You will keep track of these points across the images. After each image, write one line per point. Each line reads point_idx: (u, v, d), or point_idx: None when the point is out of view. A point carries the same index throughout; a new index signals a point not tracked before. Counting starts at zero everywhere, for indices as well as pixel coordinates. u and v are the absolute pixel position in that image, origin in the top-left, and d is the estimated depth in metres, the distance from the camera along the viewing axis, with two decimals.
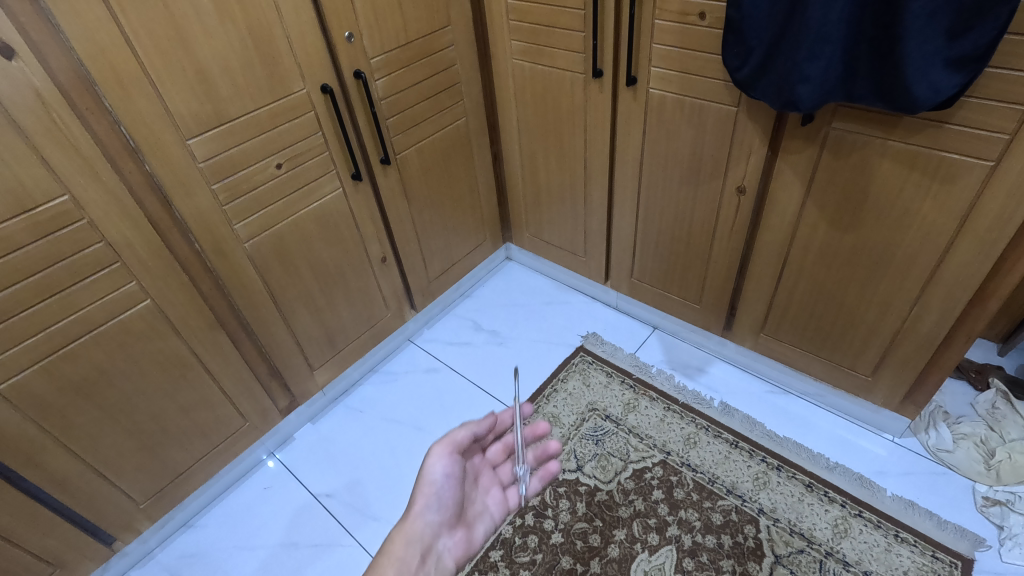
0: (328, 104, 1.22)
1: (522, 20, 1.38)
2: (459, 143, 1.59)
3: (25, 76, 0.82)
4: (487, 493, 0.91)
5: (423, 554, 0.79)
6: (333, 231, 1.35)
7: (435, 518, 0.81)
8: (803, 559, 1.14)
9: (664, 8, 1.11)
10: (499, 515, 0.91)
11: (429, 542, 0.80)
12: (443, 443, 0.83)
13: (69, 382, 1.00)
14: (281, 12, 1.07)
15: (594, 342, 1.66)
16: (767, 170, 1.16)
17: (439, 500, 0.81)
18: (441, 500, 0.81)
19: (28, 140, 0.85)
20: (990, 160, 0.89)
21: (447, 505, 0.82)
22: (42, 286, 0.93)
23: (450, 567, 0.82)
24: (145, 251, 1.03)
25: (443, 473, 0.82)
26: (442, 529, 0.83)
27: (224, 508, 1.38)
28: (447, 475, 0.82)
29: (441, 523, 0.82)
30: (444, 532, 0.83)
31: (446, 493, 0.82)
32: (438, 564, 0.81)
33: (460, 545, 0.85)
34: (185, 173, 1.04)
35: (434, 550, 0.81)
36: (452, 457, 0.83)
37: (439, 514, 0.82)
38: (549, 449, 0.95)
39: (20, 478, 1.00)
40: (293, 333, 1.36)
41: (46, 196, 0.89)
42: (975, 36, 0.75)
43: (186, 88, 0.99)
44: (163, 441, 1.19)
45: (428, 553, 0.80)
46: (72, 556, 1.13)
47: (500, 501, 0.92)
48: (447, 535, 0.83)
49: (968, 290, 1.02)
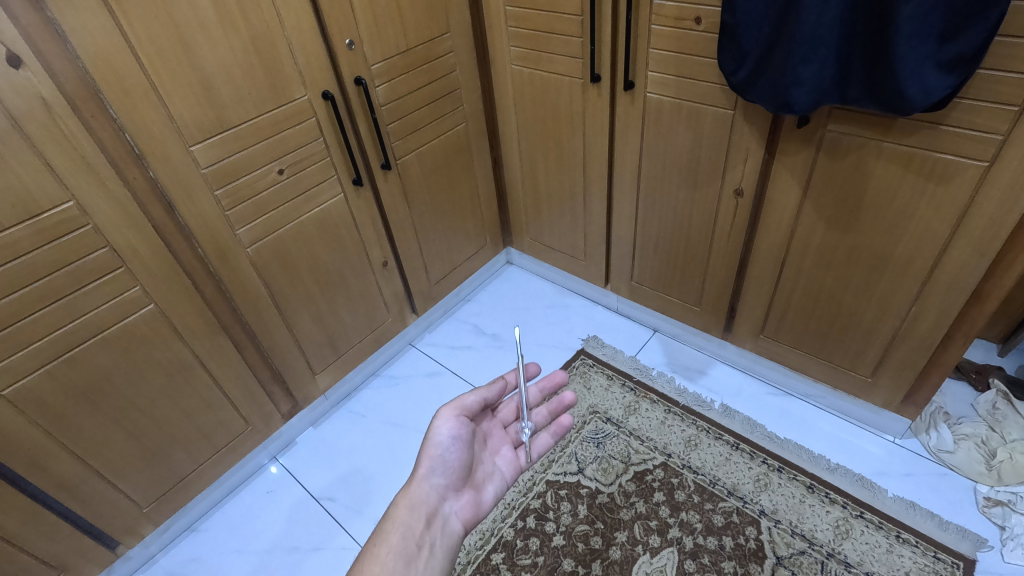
0: (330, 111, 1.23)
1: (521, 26, 1.39)
2: (459, 148, 1.60)
3: (33, 84, 0.83)
4: (499, 454, 0.93)
5: (429, 518, 0.80)
6: (335, 236, 1.36)
7: (441, 481, 0.83)
8: (805, 560, 1.14)
9: (660, 13, 1.12)
10: (511, 475, 0.93)
11: (436, 505, 0.82)
12: (450, 405, 0.86)
13: (74, 387, 1.01)
14: (283, 20, 1.09)
15: (595, 345, 1.66)
16: (764, 173, 1.17)
17: (445, 462, 0.83)
18: (447, 463, 0.83)
19: (35, 147, 0.86)
20: (984, 160, 0.89)
21: (453, 468, 0.84)
22: (48, 291, 0.94)
23: (459, 530, 0.83)
24: (149, 256, 1.05)
25: (449, 435, 0.84)
26: (449, 492, 0.84)
27: (226, 512, 1.38)
28: (454, 436, 0.84)
29: (447, 486, 0.84)
30: (451, 495, 0.84)
31: (453, 455, 0.84)
32: (446, 528, 0.81)
33: (468, 507, 0.85)
34: (188, 179, 1.05)
35: (441, 513, 0.82)
36: (459, 418, 0.85)
37: (445, 476, 0.83)
38: (564, 402, 1.01)
39: (24, 482, 1.01)
40: (295, 338, 1.37)
41: (52, 202, 0.91)
42: (966, 38, 0.76)
43: (189, 95, 1.00)
44: (166, 445, 1.20)
45: (434, 518, 0.81)
46: (76, 560, 1.14)
47: (513, 461, 0.94)
48: (454, 498, 0.84)
49: (965, 290, 1.02)
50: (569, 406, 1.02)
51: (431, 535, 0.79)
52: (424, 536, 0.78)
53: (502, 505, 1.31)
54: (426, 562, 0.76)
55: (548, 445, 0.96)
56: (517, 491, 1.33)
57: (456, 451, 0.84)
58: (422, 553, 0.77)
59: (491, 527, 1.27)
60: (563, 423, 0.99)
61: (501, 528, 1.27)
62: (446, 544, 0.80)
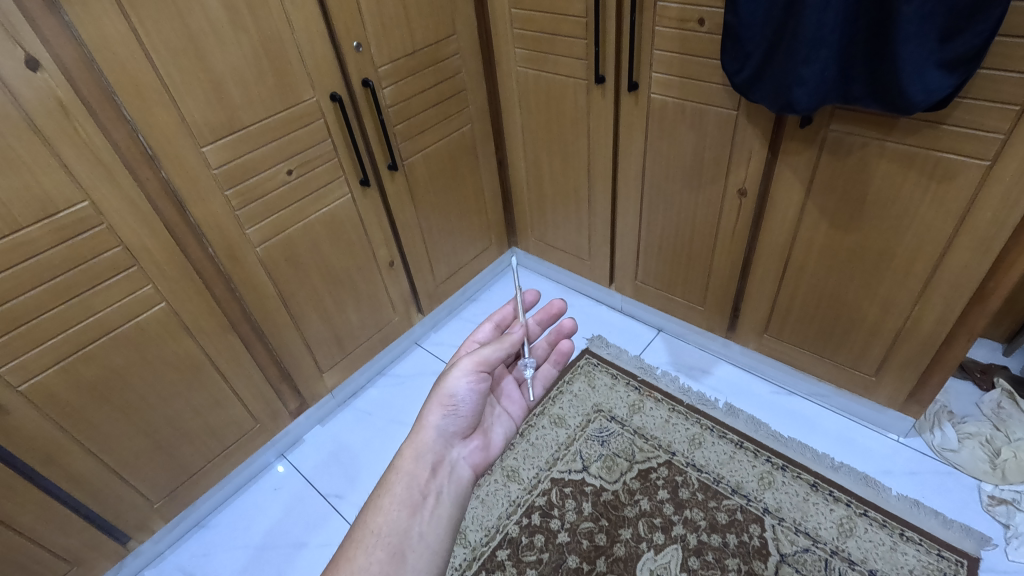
0: (337, 112, 1.25)
1: (526, 28, 1.41)
2: (465, 149, 1.62)
3: (50, 87, 0.85)
4: (504, 397, 0.95)
5: (434, 467, 0.80)
6: (342, 236, 1.38)
7: (449, 428, 0.82)
8: (809, 557, 1.14)
9: (664, 15, 1.13)
10: (517, 414, 0.94)
11: (441, 452, 0.81)
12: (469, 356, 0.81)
13: (87, 384, 1.03)
14: (292, 23, 1.10)
15: (599, 345, 1.68)
16: (767, 173, 1.18)
17: (457, 412, 0.81)
18: (458, 412, 0.81)
19: (51, 148, 0.88)
20: (986, 159, 0.90)
21: (464, 417, 0.82)
22: (63, 289, 0.96)
23: (468, 476, 0.83)
24: (161, 255, 1.07)
25: (466, 388, 0.80)
26: (456, 438, 0.83)
27: (234, 509, 1.40)
28: (473, 390, 0.80)
29: (455, 434, 0.83)
30: (458, 442, 0.84)
31: (468, 405, 0.81)
32: (453, 474, 0.81)
33: (476, 452, 0.86)
34: (199, 180, 1.07)
35: (447, 460, 0.82)
36: (478, 370, 0.81)
37: (454, 424, 0.82)
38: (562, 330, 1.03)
39: (38, 476, 1.03)
40: (303, 336, 1.39)
41: (68, 202, 0.93)
42: (967, 38, 0.77)
43: (201, 97, 1.02)
44: (177, 441, 1.22)
45: (440, 466, 0.80)
46: (88, 554, 1.16)
47: (518, 401, 0.95)
48: (461, 445, 0.84)
49: (968, 288, 1.03)
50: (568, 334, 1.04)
51: (437, 484, 0.79)
52: (430, 485, 0.78)
53: (507, 503, 1.32)
54: (432, 511, 0.76)
55: (552, 375, 1.02)
56: (521, 488, 1.34)
57: (472, 403, 0.81)
58: (428, 501, 0.77)
59: (496, 525, 1.28)
60: (563, 350, 1.03)
61: (506, 526, 1.28)
62: (454, 490, 0.80)
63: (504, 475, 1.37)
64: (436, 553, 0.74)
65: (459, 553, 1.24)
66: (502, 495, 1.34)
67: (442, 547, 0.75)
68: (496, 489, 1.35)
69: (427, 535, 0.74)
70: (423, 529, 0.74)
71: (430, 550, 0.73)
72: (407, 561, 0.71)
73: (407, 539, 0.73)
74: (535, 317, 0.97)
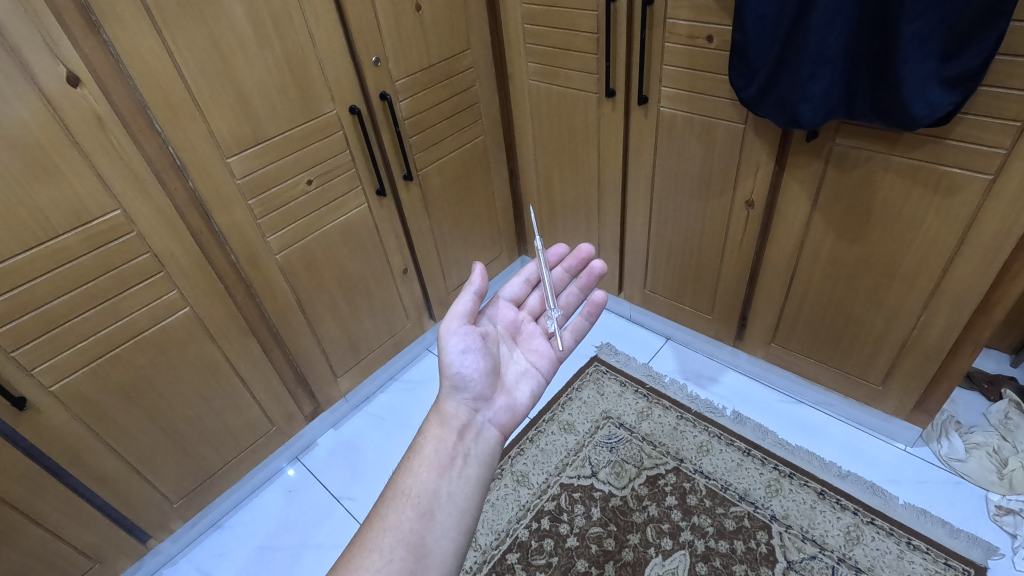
0: (356, 124, 1.29)
1: (538, 42, 1.45)
2: (477, 159, 1.65)
3: (89, 102, 0.90)
4: (530, 350, 0.94)
5: (461, 431, 0.79)
6: (358, 244, 1.42)
7: (467, 396, 0.83)
8: (816, 565, 1.15)
9: (673, 32, 1.17)
10: (546, 367, 0.93)
11: (468, 417, 0.81)
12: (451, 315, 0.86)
13: (114, 385, 1.07)
14: (314, 40, 1.15)
15: (608, 352, 1.70)
16: (774, 185, 1.20)
17: (465, 378, 0.82)
18: (467, 378, 0.82)
19: (87, 158, 0.93)
20: (989, 174, 0.92)
21: (474, 380, 0.83)
22: (95, 293, 1.00)
23: (495, 437, 0.82)
24: (187, 262, 1.11)
25: (460, 350, 0.83)
26: (480, 404, 0.83)
27: (249, 510, 1.43)
28: (463, 349, 0.83)
29: (476, 400, 0.83)
30: (482, 407, 0.83)
31: (472, 367, 0.83)
32: (481, 437, 0.80)
33: (502, 413, 0.85)
34: (224, 189, 1.11)
35: (474, 424, 0.81)
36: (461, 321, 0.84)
37: (470, 390, 0.83)
38: (594, 269, 1.00)
39: (66, 474, 1.07)
40: (318, 341, 1.42)
41: (103, 210, 0.97)
42: (966, 57, 0.80)
43: (227, 111, 1.07)
44: (196, 442, 1.25)
45: (466, 430, 0.80)
46: (110, 552, 1.19)
47: (546, 353, 0.94)
48: (486, 407, 0.84)
49: (972, 300, 1.04)
50: (600, 274, 1.00)
51: (465, 446, 0.78)
52: (458, 447, 0.77)
53: (517, 507, 1.34)
54: (461, 472, 0.75)
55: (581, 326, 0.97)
56: (531, 493, 1.36)
57: (473, 363, 0.83)
58: (457, 462, 0.75)
59: (506, 528, 1.30)
60: (596, 302, 0.97)
61: (516, 529, 1.30)
62: (483, 451, 0.79)
63: (513, 480, 1.40)
64: (466, 512, 0.72)
65: (470, 555, 1.26)
66: (512, 499, 1.36)
67: (471, 507, 0.73)
68: (507, 493, 1.37)
69: (456, 495, 0.72)
70: (451, 488, 0.73)
71: (460, 509, 0.71)
72: (437, 519, 0.69)
73: (436, 499, 0.71)
74: (563, 265, 1.03)
